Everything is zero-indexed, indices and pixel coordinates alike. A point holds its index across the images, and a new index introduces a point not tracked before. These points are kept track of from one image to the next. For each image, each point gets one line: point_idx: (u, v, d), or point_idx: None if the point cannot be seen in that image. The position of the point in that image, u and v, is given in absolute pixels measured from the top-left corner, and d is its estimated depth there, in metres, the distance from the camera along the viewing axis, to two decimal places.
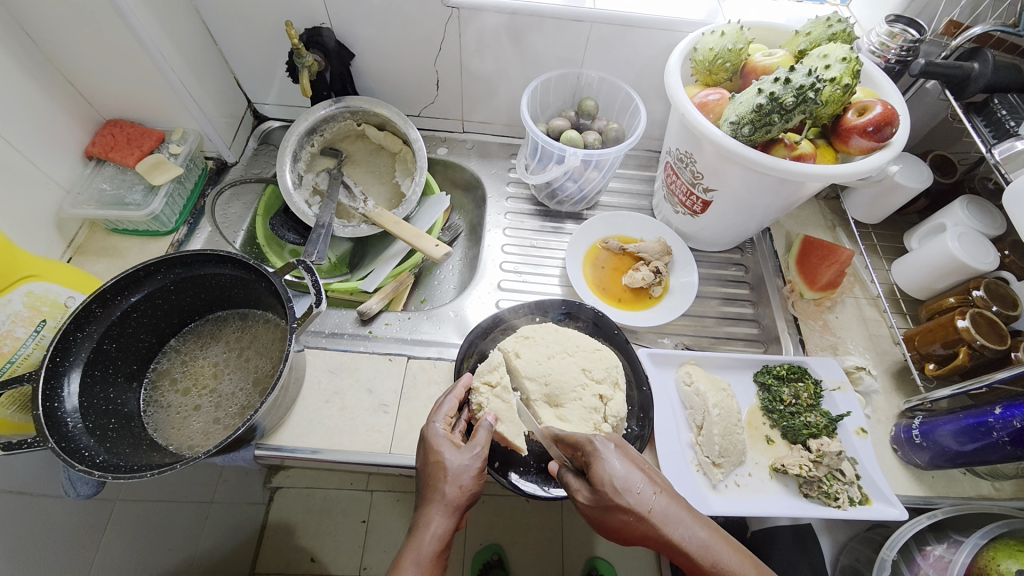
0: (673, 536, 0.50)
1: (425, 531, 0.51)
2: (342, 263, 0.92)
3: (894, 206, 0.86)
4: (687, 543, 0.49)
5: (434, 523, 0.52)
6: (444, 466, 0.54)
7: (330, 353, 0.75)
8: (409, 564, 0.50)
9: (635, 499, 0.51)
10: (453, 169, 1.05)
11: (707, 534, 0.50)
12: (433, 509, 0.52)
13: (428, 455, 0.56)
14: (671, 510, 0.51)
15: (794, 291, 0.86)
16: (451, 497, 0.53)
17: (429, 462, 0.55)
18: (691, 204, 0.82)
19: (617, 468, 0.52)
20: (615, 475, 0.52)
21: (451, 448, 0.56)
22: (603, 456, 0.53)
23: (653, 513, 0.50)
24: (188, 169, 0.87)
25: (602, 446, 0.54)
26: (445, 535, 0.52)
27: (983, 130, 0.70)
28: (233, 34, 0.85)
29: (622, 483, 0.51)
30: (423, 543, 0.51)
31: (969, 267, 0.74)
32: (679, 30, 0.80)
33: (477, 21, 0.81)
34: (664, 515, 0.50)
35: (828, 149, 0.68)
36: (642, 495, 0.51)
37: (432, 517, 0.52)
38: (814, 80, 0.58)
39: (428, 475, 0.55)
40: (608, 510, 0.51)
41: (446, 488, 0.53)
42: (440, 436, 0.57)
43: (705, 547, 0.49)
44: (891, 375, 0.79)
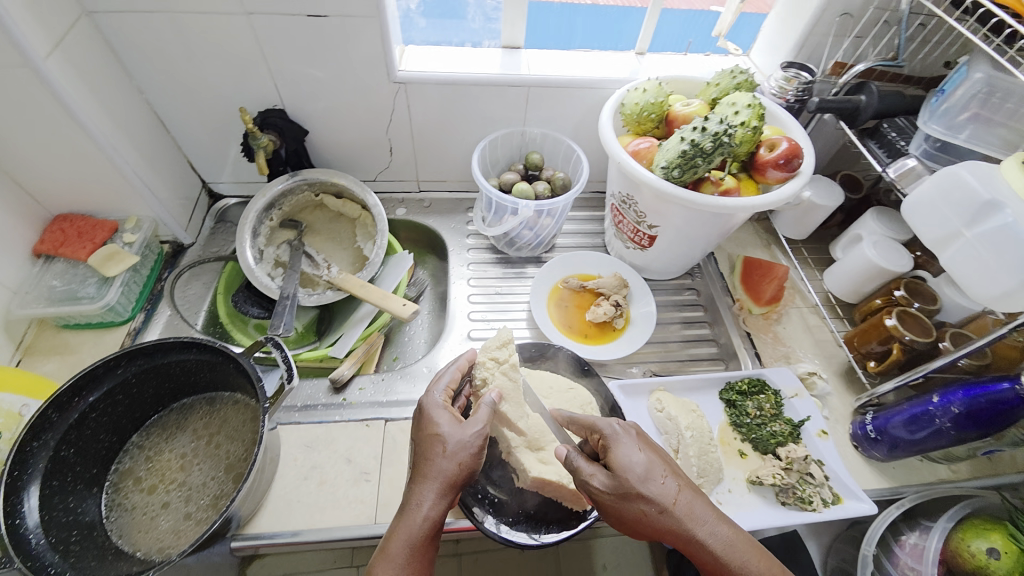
0: (693, 531, 0.52)
1: (418, 509, 0.51)
2: (309, 331, 0.92)
3: (816, 221, 0.95)
4: (709, 540, 0.52)
5: (427, 502, 0.52)
6: (444, 439, 0.55)
7: (305, 427, 0.73)
8: (401, 541, 0.50)
9: (658, 490, 0.54)
10: (413, 227, 1.08)
11: (726, 531, 0.53)
12: (428, 485, 0.53)
13: (426, 430, 0.57)
14: (694, 506, 0.53)
15: (743, 309, 0.93)
16: (446, 474, 0.54)
17: (426, 436, 0.56)
18: (640, 240, 0.88)
19: (640, 458, 0.56)
20: (638, 464, 0.55)
21: (450, 422, 0.57)
22: (626, 445, 0.57)
23: (677, 505, 0.53)
24: (144, 256, 0.86)
25: (624, 433, 0.57)
26: (438, 514, 0.52)
27: (878, 150, 0.79)
28: (185, 120, 0.88)
29: (645, 472, 0.54)
30: (416, 518, 0.51)
31: (889, 271, 0.83)
32: (607, 87, 0.89)
33: (424, 93, 0.88)
34: (687, 509, 0.53)
35: (750, 181, 0.76)
36: (665, 487, 0.54)
37: (426, 494, 0.53)
38: (726, 127, 0.66)
39: (425, 448, 0.55)
40: (628, 497, 0.54)
41: (442, 463, 0.54)
42: (443, 410, 0.58)
43: (724, 543, 0.52)
44: (841, 376, 0.85)
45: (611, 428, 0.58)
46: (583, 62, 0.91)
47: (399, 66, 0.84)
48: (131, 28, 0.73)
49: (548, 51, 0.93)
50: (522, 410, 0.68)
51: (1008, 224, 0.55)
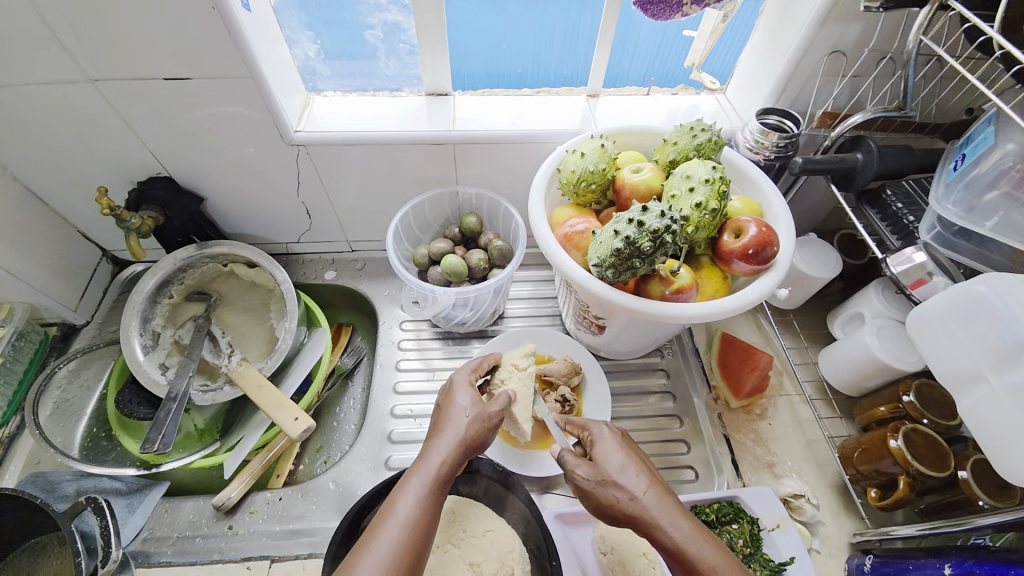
0: (662, 526, 0.46)
1: (434, 454, 0.52)
2: (211, 430, 0.80)
3: (810, 291, 0.78)
4: (677, 534, 0.46)
5: (444, 451, 0.53)
6: (463, 404, 0.58)
7: (174, 572, 0.62)
8: (417, 479, 0.50)
9: (632, 480, 0.49)
10: (345, 292, 0.96)
11: (695, 528, 0.47)
12: (444, 438, 0.54)
13: (446, 399, 0.59)
14: (664, 499, 0.48)
15: (718, 399, 0.78)
16: (464, 433, 0.55)
17: (445, 402, 0.59)
18: (589, 324, 0.75)
19: (619, 452, 0.52)
20: (615, 456, 0.51)
21: (470, 394, 0.59)
22: (607, 439, 0.54)
23: (650, 494, 0.48)
24: (19, 349, 0.75)
25: (609, 430, 0.55)
26: (452, 465, 0.52)
27: (880, 224, 0.63)
28: (65, 193, 0.77)
29: (622, 461, 0.51)
30: (433, 463, 0.51)
31: (895, 368, 0.67)
32: (553, 141, 0.74)
33: (330, 154, 0.75)
34: (658, 499, 0.48)
35: (714, 269, 0.60)
36: (639, 476, 0.50)
37: (442, 444, 0.53)
38: (669, 222, 0.51)
39: (443, 414, 0.58)
40: (603, 483, 0.50)
41: (459, 423, 0.56)
42: (464, 383, 0.61)
43: (691, 541, 0.46)
44: (833, 493, 0.70)
45: (598, 427, 0.56)
46: (520, 110, 0.77)
47: (296, 125, 0.72)
48: None
49: (480, 97, 0.79)
50: (529, 415, 0.67)
51: None
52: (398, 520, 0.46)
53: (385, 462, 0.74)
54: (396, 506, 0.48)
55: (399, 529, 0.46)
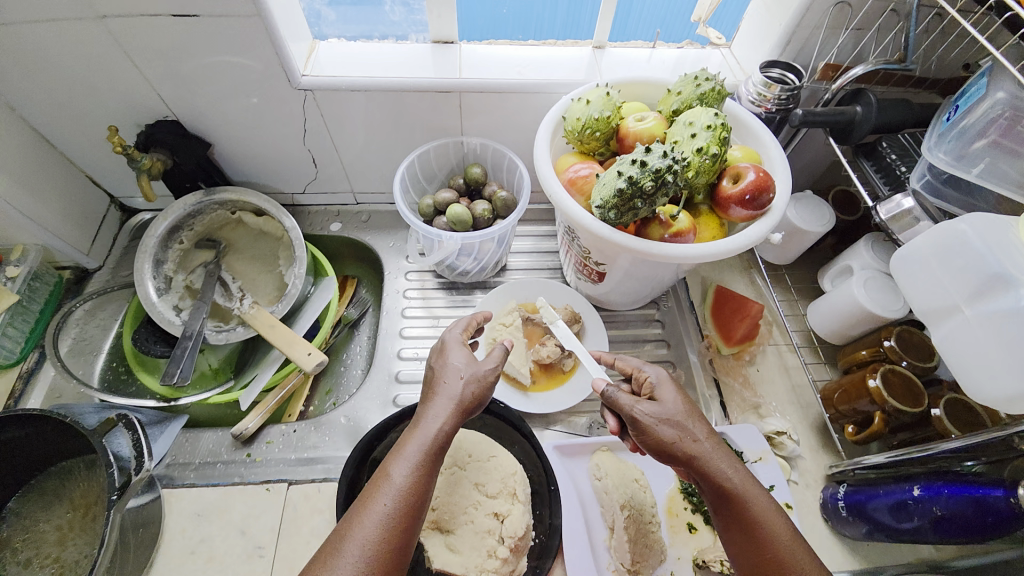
0: (722, 470, 0.48)
1: (430, 420, 0.50)
2: (225, 369, 0.84)
3: (804, 245, 0.82)
4: (737, 479, 0.48)
5: (441, 417, 0.50)
6: (454, 365, 0.55)
7: (197, 492, 0.66)
8: (412, 446, 0.48)
9: (692, 424, 0.51)
10: (351, 244, 0.98)
11: (750, 477, 0.49)
12: (440, 402, 0.51)
13: (439, 360, 0.56)
14: (723, 446, 0.50)
15: (710, 347, 0.82)
16: (461, 395, 0.52)
17: (438, 364, 0.56)
18: (590, 273, 0.77)
19: (678, 396, 0.53)
20: (676, 400, 0.53)
21: (463, 355, 0.56)
22: (665, 383, 0.55)
23: (710, 440, 0.50)
24: (32, 290, 0.77)
25: (667, 377, 0.56)
26: (449, 431, 0.50)
27: (873, 175, 0.67)
28: (74, 137, 0.77)
29: (685, 407, 0.52)
30: (429, 431, 0.49)
31: (878, 315, 0.71)
32: (557, 92, 0.75)
33: (338, 101, 0.75)
34: (718, 445, 0.50)
35: (711, 217, 0.63)
36: (700, 422, 0.51)
37: (437, 411, 0.51)
38: (671, 161, 0.54)
39: (436, 373, 0.55)
40: (662, 422, 0.50)
41: (456, 385, 0.53)
42: (456, 344, 0.58)
43: (748, 486, 0.48)
44: (815, 433, 0.75)
45: (655, 371, 0.57)
46: (526, 60, 0.77)
47: (303, 70, 0.73)
48: None
49: (487, 46, 0.79)
50: (523, 360, 0.77)
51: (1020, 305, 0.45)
52: (390, 492, 0.45)
53: (393, 400, 0.78)
54: (390, 474, 0.47)
55: (390, 500, 0.45)
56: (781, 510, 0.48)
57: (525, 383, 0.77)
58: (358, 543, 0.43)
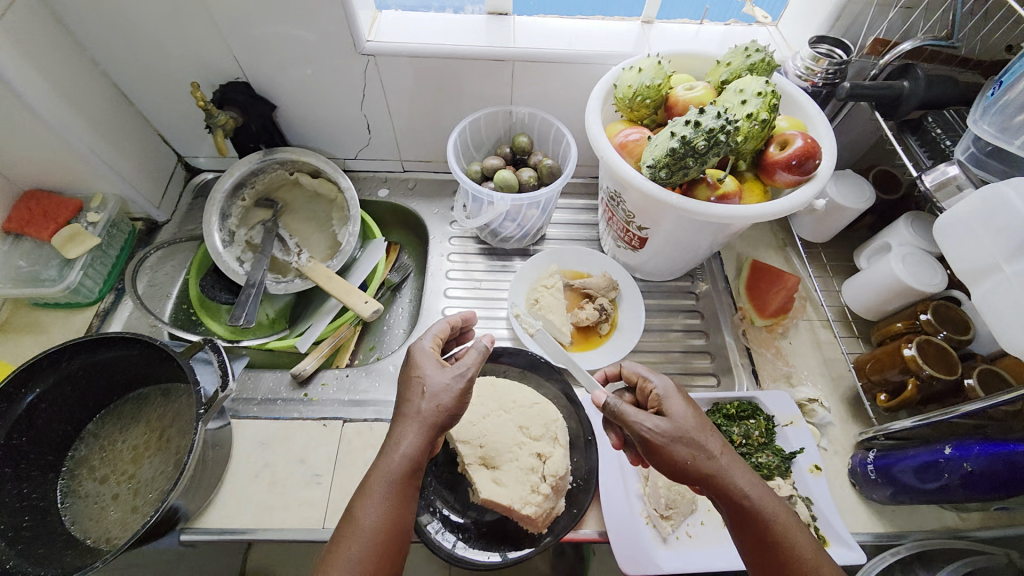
0: (739, 484, 0.51)
1: (396, 448, 0.51)
2: (281, 318, 0.90)
3: (841, 224, 0.83)
4: (752, 494, 0.51)
5: (406, 444, 0.52)
6: (425, 382, 0.55)
7: (261, 424, 0.72)
8: (378, 485, 0.51)
9: (705, 437, 0.53)
10: (396, 210, 1.02)
11: (764, 489, 0.52)
12: (407, 425, 0.53)
13: (410, 375, 0.56)
14: (736, 460, 0.53)
15: (744, 318, 0.84)
16: (427, 415, 0.53)
17: (408, 378, 0.56)
18: (630, 240, 0.79)
19: (688, 410, 0.55)
20: (687, 415, 0.54)
21: (432, 370, 0.56)
22: (675, 396, 0.57)
23: (724, 454, 0.53)
24: (111, 236, 0.83)
25: (675, 388, 0.58)
26: (416, 454, 0.52)
27: (918, 150, 0.69)
28: (152, 96, 0.83)
29: (697, 421, 0.54)
30: (393, 460, 0.51)
31: (916, 290, 0.72)
32: (606, 63, 0.78)
33: (398, 67, 0.80)
34: (732, 460, 0.53)
35: (756, 184, 0.65)
36: (714, 437, 0.53)
37: (403, 436, 0.52)
38: (724, 122, 0.56)
39: (408, 389, 0.56)
40: (674, 440, 0.52)
41: (420, 404, 0.54)
42: (425, 358, 0.57)
43: (763, 499, 0.51)
44: (845, 403, 0.77)
45: (664, 384, 0.58)
46: (577, 32, 0.80)
47: (367, 36, 0.77)
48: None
49: (539, 19, 0.82)
50: (564, 321, 0.80)
51: None
52: (363, 531, 0.49)
53: None
54: (363, 509, 0.50)
55: (365, 537, 0.49)
56: (795, 516, 0.52)
57: (564, 343, 0.81)
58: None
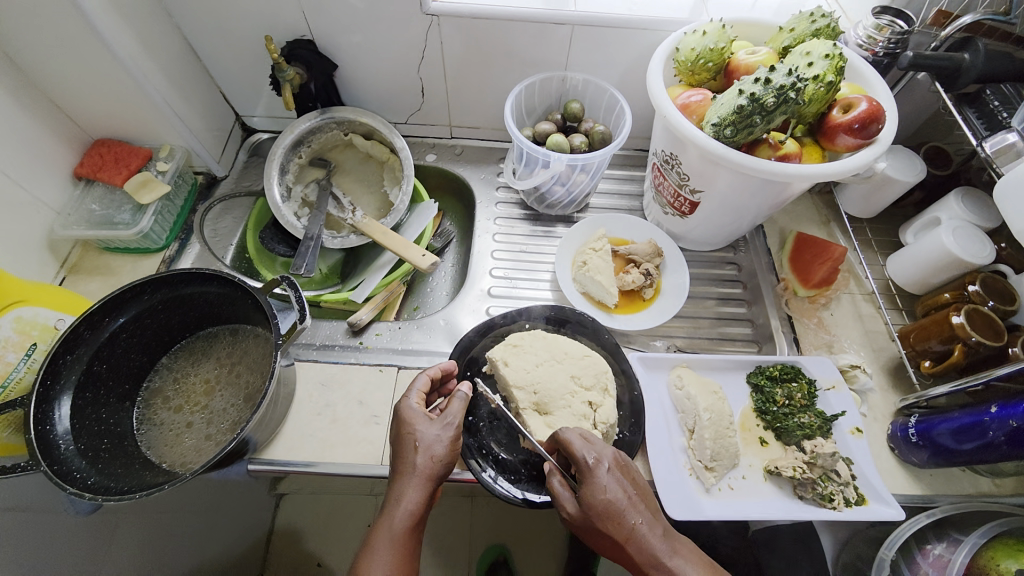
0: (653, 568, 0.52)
1: (398, 505, 0.54)
2: (333, 274, 0.93)
3: (889, 199, 0.84)
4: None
5: (410, 498, 0.55)
6: (416, 437, 0.58)
7: (320, 366, 0.75)
8: (382, 541, 0.53)
9: (617, 528, 0.52)
10: (442, 176, 1.05)
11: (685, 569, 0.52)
12: (406, 482, 0.55)
13: (402, 431, 0.58)
14: (653, 546, 0.52)
15: (787, 289, 0.85)
16: (426, 467, 0.56)
17: (400, 435, 0.58)
18: (680, 206, 0.81)
19: (607, 499, 0.53)
20: (601, 506, 0.53)
21: (424, 427, 0.58)
22: (597, 482, 0.54)
23: (636, 543, 0.52)
24: (177, 186, 0.87)
25: (598, 472, 0.54)
26: (418, 507, 0.55)
27: (975, 120, 0.70)
28: (220, 51, 0.86)
29: (610, 512, 0.52)
30: (396, 516, 0.54)
31: (965, 262, 0.73)
32: (664, 30, 0.79)
33: (458, 28, 0.81)
34: (647, 546, 0.52)
35: (814, 148, 0.67)
36: (628, 527, 0.52)
37: (406, 493, 0.55)
38: (794, 80, 0.57)
39: (401, 446, 0.58)
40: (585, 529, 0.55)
41: (417, 459, 0.56)
42: (416, 415, 0.60)
43: None
44: (887, 372, 0.78)
45: (586, 467, 0.55)
46: None
47: None
48: None
49: None
50: (612, 282, 0.81)
51: None
52: None
53: (485, 311, 0.85)
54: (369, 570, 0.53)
55: None
56: None
57: (610, 305, 0.82)
58: None
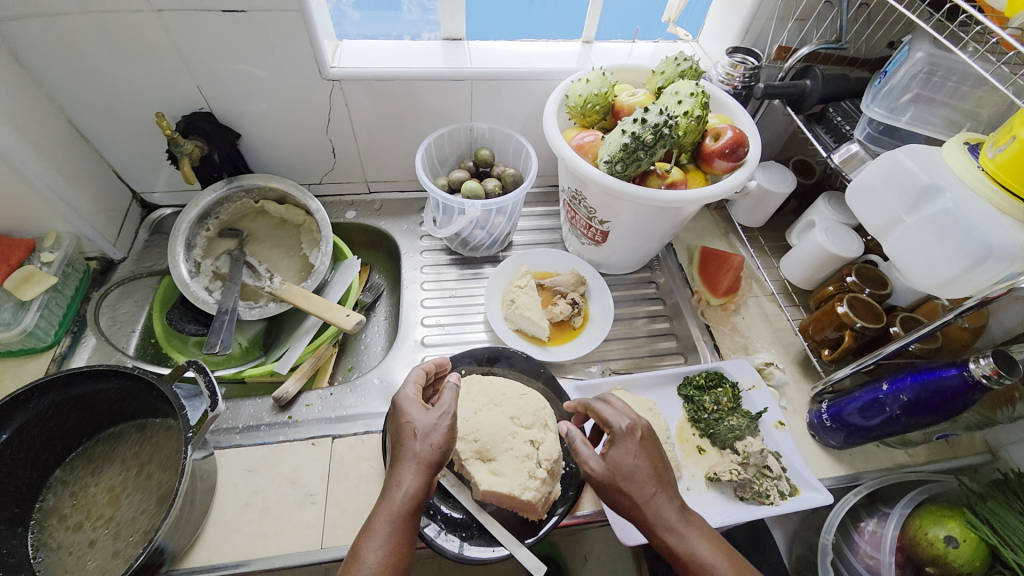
0: (663, 528, 0.53)
1: (396, 489, 0.52)
2: (254, 346, 0.88)
3: (772, 206, 0.94)
4: (673, 540, 0.53)
5: (407, 483, 0.52)
6: (412, 424, 0.56)
7: (245, 451, 0.70)
8: (381, 524, 0.51)
9: (636, 488, 0.54)
10: (365, 231, 1.04)
11: (691, 531, 0.53)
12: (403, 468, 0.53)
13: (399, 421, 0.56)
14: (666, 504, 0.54)
15: (701, 300, 0.91)
16: (424, 454, 0.54)
17: (397, 426, 0.56)
18: (593, 236, 0.86)
19: (635, 456, 0.55)
20: (631, 461, 0.55)
21: (420, 411, 0.56)
22: (627, 440, 0.56)
23: (655, 499, 0.54)
24: (66, 276, 0.80)
25: (631, 432, 0.57)
26: (417, 493, 0.52)
27: (825, 136, 0.79)
28: (110, 130, 0.82)
29: (635, 472, 0.54)
30: (394, 501, 0.51)
31: (839, 257, 0.82)
32: (555, 78, 0.86)
33: (361, 90, 0.83)
34: (662, 503, 0.54)
35: (698, 172, 0.74)
36: (648, 485, 0.54)
37: (401, 479, 0.53)
38: (666, 118, 0.64)
39: (397, 435, 0.56)
40: (608, 487, 0.54)
41: (415, 446, 0.54)
42: (408, 402, 0.58)
43: (683, 543, 0.52)
44: (798, 365, 0.85)
45: (620, 426, 0.58)
46: (527, 52, 0.88)
47: (330, 62, 0.81)
48: (35, 33, 0.68)
49: (490, 42, 0.90)
50: (542, 316, 0.83)
51: (950, 208, 0.56)
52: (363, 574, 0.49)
53: (420, 362, 0.84)
54: (363, 555, 0.50)
55: None
56: (722, 552, 0.53)
57: (544, 338, 0.84)
58: None
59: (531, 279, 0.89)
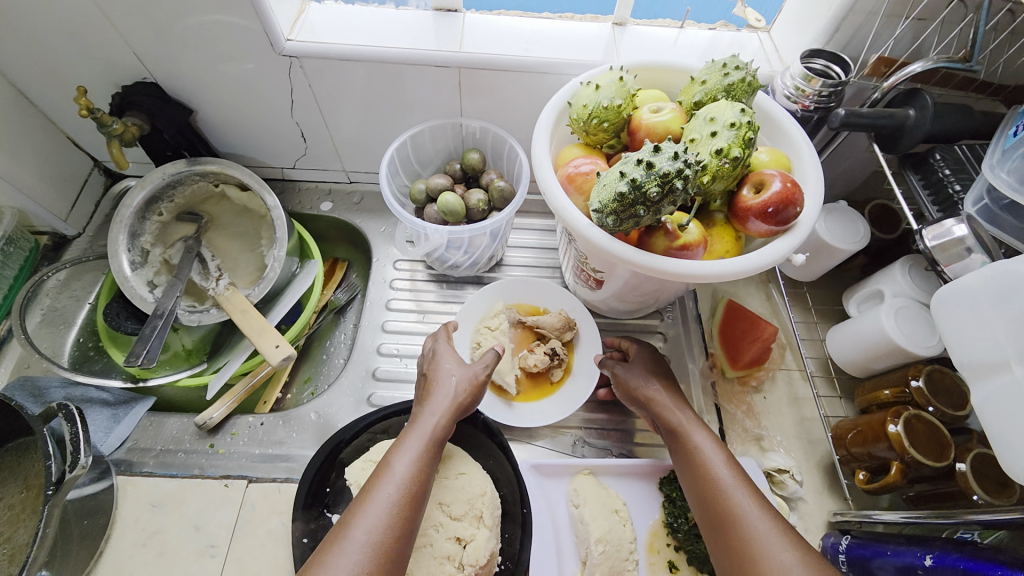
0: (669, 409, 0.59)
1: (430, 415, 0.55)
2: (198, 351, 0.81)
3: (829, 265, 0.73)
4: (680, 420, 0.58)
5: (438, 412, 0.55)
6: (448, 367, 0.60)
7: (153, 483, 0.63)
8: (413, 440, 0.52)
9: (648, 378, 0.62)
10: (341, 226, 0.92)
11: (700, 425, 0.57)
12: (436, 399, 0.56)
13: (432, 365, 0.61)
14: (676, 399, 0.60)
15: (715, 367, 0.75)
16: (456, 394, 0.57)
17: (432, 368, 0.61)
18: (587, 279, 0.70)
19: (648, 354, 0.65)
20: (643, 356, 0.65)
21: (454, 358, 0.61)
22: (639, 346, 0.67)
23: (661, 390, 0.61)
24: (8, 253, 0.75)
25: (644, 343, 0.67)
26: (447, 425, 0.55)
27: (921, 192, 0.58)
28: (53, 95, 0.73)
29: (648, 369, 0.63)
30: (428, 424, 0.54)
31: (908, 351, 0.62)
32: (566, 73, 0.67)
33: (327, 72, 0.69)
34: (671, 396, 0.60)
35: (726, 228, 0.55)
36: (658, 376, 0.62)
37: (435, 405, 0.56)
38: (682, 165, 0.46)
39: (429, 377, 0.60)
40: (630, 384, 0.63)
41: (450, 386, 0.58)
42: (445, 351, 0.63)
43: (690, 426, 0.57)
44: (821, 473, 0.68)
45: (632, 341, 0.69)
46: (537, 34, 0.69)
47: (288, 34, 0.66)
48: None
49: (492, 17, 0.71)
50: (510, 369, 0.71)
51: None
52: (393, 479, 0.49)
53: (367, 398, 0.74)
54: (392, 466, 0.50)
55: (394, 486, 0.48)
56: (722, 448, 0.55)
57: (510, 393, 0.71)
58: (360, 533, 0.45)
59: (506, 318, 0.75)
